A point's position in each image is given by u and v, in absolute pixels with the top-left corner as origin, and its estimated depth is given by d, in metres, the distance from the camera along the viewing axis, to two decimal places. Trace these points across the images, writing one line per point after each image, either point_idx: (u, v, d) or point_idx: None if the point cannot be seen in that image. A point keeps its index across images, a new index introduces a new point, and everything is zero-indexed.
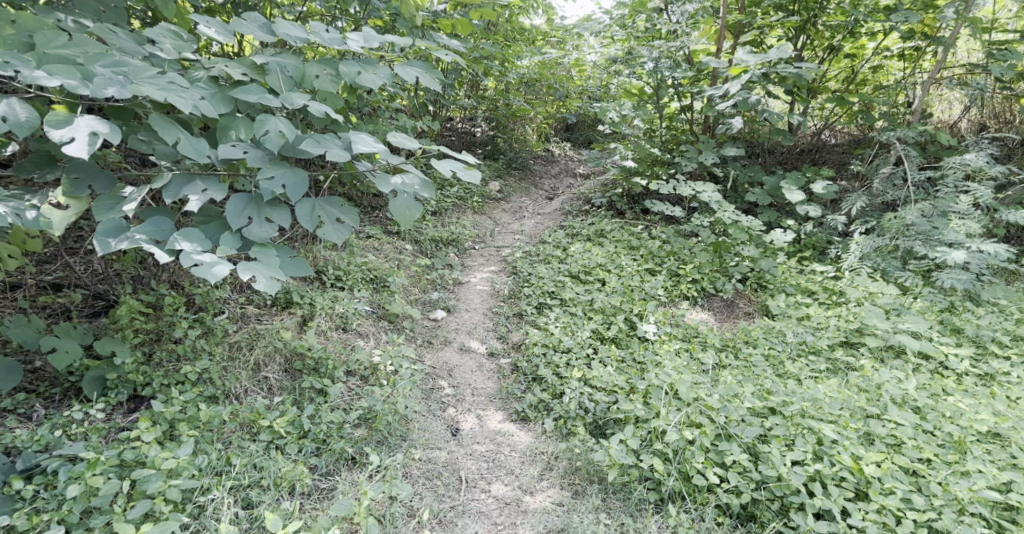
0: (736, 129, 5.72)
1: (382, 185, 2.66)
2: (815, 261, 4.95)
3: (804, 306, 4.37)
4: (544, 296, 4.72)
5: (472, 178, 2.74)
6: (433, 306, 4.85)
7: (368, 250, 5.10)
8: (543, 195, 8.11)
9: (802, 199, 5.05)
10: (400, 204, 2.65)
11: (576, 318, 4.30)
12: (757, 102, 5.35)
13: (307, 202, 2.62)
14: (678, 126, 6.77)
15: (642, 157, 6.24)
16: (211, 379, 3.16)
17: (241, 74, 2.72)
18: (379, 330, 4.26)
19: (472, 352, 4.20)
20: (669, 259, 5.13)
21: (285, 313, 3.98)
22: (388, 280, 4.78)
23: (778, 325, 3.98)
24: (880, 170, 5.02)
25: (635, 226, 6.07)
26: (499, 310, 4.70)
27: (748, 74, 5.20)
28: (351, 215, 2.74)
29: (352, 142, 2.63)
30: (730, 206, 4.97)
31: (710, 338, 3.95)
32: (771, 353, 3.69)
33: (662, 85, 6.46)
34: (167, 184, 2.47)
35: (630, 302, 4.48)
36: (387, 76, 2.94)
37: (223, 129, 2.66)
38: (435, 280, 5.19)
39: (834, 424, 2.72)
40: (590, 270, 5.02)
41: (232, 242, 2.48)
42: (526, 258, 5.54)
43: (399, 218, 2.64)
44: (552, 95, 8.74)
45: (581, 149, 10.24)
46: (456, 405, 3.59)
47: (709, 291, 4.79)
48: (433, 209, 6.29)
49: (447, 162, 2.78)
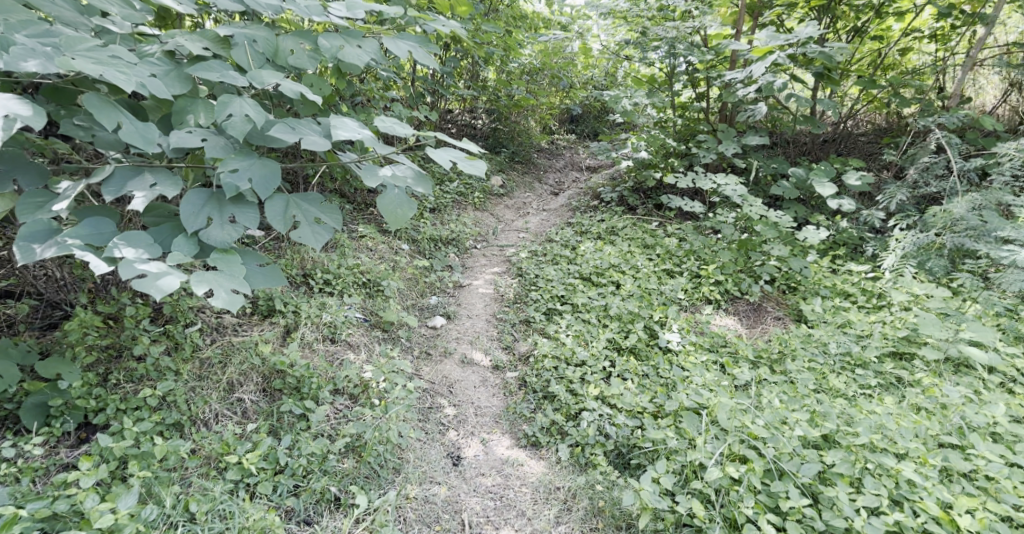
0: (758, 116, 5.31)
1: (369, 178, 2.22)
2: (848, 261, 4.53)
3: (843, 310, 3.95)
4: (554, 300, 4.32)
5: (475, 170, 2.31)
6: (431, 312, 4.44)
7: (360, 251, 4.69)
8: (547, 190, 7.70)
9: (834, 192, 4.62)
10: (391, 201, 2.22)
11: (589, 326, 3.90)
12: (783, 86, 4.95)
13: (279, 199, 2.20)
14: (692, 115, 6.36)
15: (655, 148, 5.84)
16: (176, 403, 2.75)
17: (202, 49, 2.29)
18: (372, 340, 3.85)
19: (474, 365, 3.78)
20: (689, 258, 4.72)
21: (266, 323, 3.58)
22: (382, 283, 4.39)
23: (817, 334, 3.56)
24: (919, 159, 4.60)
25: (648, 223, 5.66)
26: (504, 317, 4.28)
27: (775, 55, 4.80)
28: (334, 216, 2.31)
29: (334, 127, 2.19)
30: (757, 200, 4.56)
31: (741, 348, 3.54)
32: (812, 367, 3.28)
33: (674, 70, 6.05)
34: (108, 177, 2.04)
35: (649, 307, 4.07)
36: (374, 50, 2.52)
37: (179, 113, 2.23)
38: (434, 284, 4.77)
39: (910, 460, 2.32)
40: (603, 272, 4.60)
41: (187, 248, 2.06)
42: (533, 258, 5.12)
43: (390, 218, 2.20)
44: (556, 85, 8.33)
45: (587, 141, 9.79)
46: (458, 428, 3.19)
47: (734, 295, 4.38)
48: (432, 206, 5.87)
49: (446, 151, 2.35)
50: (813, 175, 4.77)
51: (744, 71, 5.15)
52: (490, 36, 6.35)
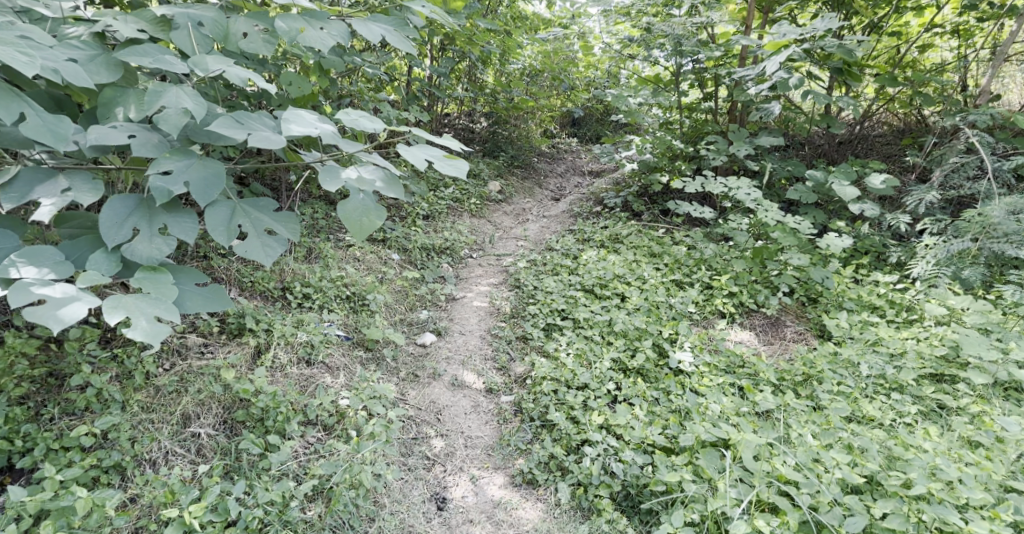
0: (772, 116, 4.96)
1: (329, 181, 1.88)
2: (874, 270, 4.18)
3: (872, 325, 3.56)
4: (554, 315, 3.96)
5: (456, 171, 1.99)
6: (421, 328, 4.08)
7: (346, 262, 4.36)
8: (548, 196, 7.35)
9: (857, 196, 4.27)
10: (356, 207, 1.89)
11: (593, 344, 3.54)
12: (798, 83, 4.60)
13: (224, 205, 1.88)
14: (699, 116, 6.03)
15: (661, 150, 5.50)
16: (118, 441, 2.43)
17: (136, 32, 1.97)
18: (353, 361, 3.49)
19: (466, 388, 3.43)
20: (699, 268, 4.37)
21: (234, 343, 3.25)
22: (368, 298, 4.05)
23: (846, 353, 3.20)
24: (948, 160, 4.25)
25: (654, 229, 5.31)
26: (499, 333, 3.93)
27: (791, 50, 4.45)
28: (290, 226, 1.96)
29: (285, 119, 1.84)
30: (773, 205, 4.21)
31: (763, 370, 3.18)
32: (842, 391, 2.92)
33: (681, 69, 5.73)
34: (11, 181, 1.69)
35: (658, 323, 3.71)
36: (341, 33, 2.17)
37: (105, 104, 1.90)
38: (425, 297, 4.41)
39: (985, 516, 1.99)
40: (607, 283, 4.25)
41: (107, 266, 1.73)
42: (532, 268, 4.77)
43: (354, 229, 1.87)
44: (557, 87, 8.00)
45: (590, 145, 9.43)
46: (445, 463, 2.85)
47: (749, 308, 4.03)
48: (425, 213, 5.54)
49: (421, 149, 2.02)
50: (833, 177, 4.41)
51: (757, 68, 4.81)
52: (486, 34, 6.01)
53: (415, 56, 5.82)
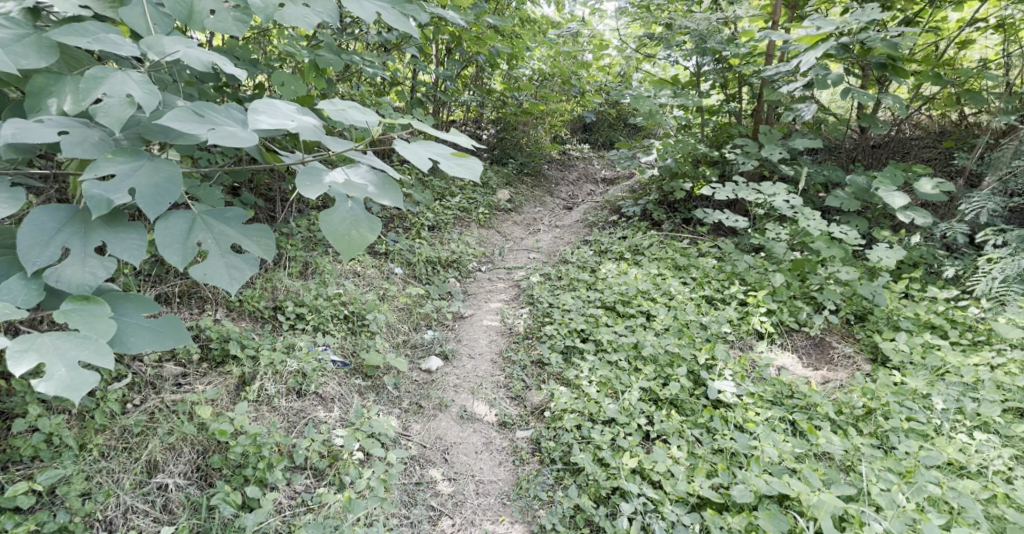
0: (805, 117, 4.58)
1: (310, 185, 1.51)
2: (927, 284, 3.78)
3: (935, 348, 3.18)
4: (574, 336, 3.57)
5: (468, 173, 1.62)
6: (425, 350, 3.70)
7: (345, 277, 4.00)
8: (559, 204, 6.97)
9: (906, 203, 3.87)
10: (343, 218, 1.52)
11: (619, 371, 3.15)
12: (837, 81, 4.21)
13: (182, 217, 1.51)
14: (722, 118, 5.65)
15: (683, 155, 5.12)
16: (67, 498, 2.09)
17: (76, 7, 1.60)
18: (350, 391, 3.13)
19: (476, 421, 3.04)
20: (730, 282, 3.99)
21: (216, 374, 2.90)
22: (368, 317, 3.67)
23: (912, 383, 2.82)
24: (1010, 162, 3.84)
25: (677, 240, 4.92)
26: (512, 357, 3.54)
27: (828, 45, 4.08)
28: (263, 241, 1.58)
29: (253, 109, 1.48)
30: (814, 213, 3.83)
31: (818, 403, 2.79)
32: (913, 431, 2.56)
33: (703, 67, 5.35)
34: None
35: (691, 346, 3.31)
36: (329, 12, 1.83)
37: (36, 94, 1.54)
38: (430, 315, 4.03)
39: None
40: (630, 299, 3.86)
41: (24, 295, 1.38)
42: (545, 283, 4.39)
43: (341, 247, 1.50)
44: (567, 91, 7.64)
45: (603, 151, 9.05)
46: (455, 514, 2.49)
47: (789, 327, 3.65)
48: (430, 224, 5.17)
49: (426, 147, 1.65)
50: (878, 181, 4.01)
51: (790, 64, 4.43)
52: (494, 34, 5.66)
53: (420, 57, 5.46)
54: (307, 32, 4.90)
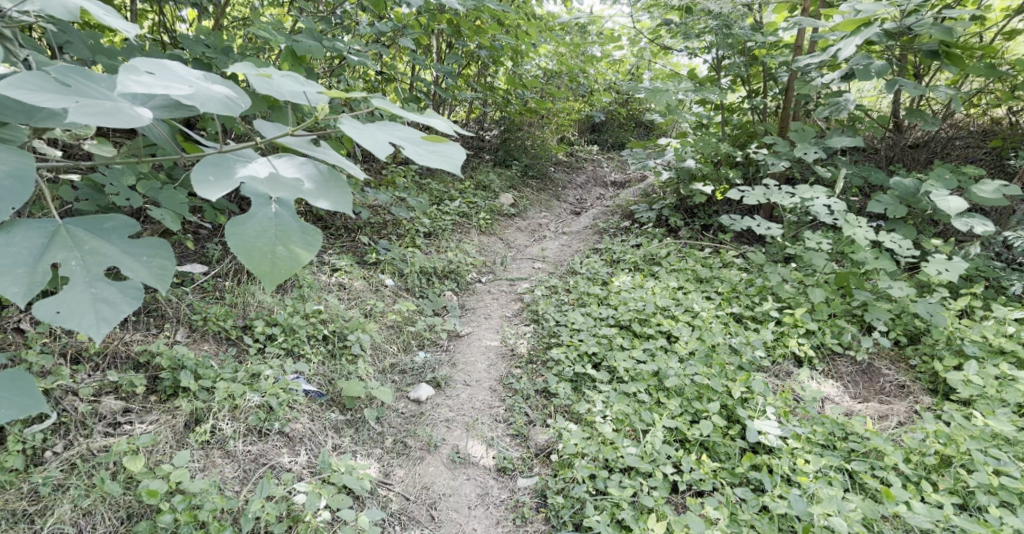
0: (841, 112, 4.10)
1: (215, 181, 1.10)
2: (991, 300, 3.31)
3: (1012, 379, 2.71)
4: (585, 361, 3.10)
5: (447, 163, 1.23)
6: (415, 375, 3.24)
7: (328, 291, 3.54)
8: (567, 209, 6.50)
9: (964, 209, 3.39)
10: (263, 228, 1.10)
11: (638, 405, 2.67)
12: (881, 71, 3.72)
13: (34, 231, 1.10)
14: (746, 115, 5.17)
15: (706, 155, 4.64)
16: None
17: None
18: (324, 428, 2.68)
19: (470, 465, 2.58)
20: (761, 297, 3.53)
21: (163, 410, 2.47)
22: (350, 338, 3.21)
23: (995, 425, 2.35)
24: None
25: (697, 249, 4.46)
26: (514, 386, 3.06)
27: (872, 30, 3.59)
28: (156, 265, 1.16)
29: (125, 65, 1.09)
30: (859, 220, 3.36)
31: (882, 450, 2.32)
32: (1005, 489, 2.10)
33: (725, 59, 4.86)
34: None
35: (724, 376, 2.83)
36: None
37: None
38: (423, 334, 3.56)
39: None
40: (648, 317, 3.40)
41: None
42: (552, 297, 3.92)
43: (261, 268, 1.08)
44: (575, 89, 7.17)
45: (613, 152, 8.56)
46: None
47: (832, 350, 3.19)
48: (426, 230, 4.71)
49: (386, 129, 1.25)
50: (930, 184, 3.54)
51: (824, 54, 3.95)
52: (495, 25, 5.19)
53: (415, 49, 5.00)
54: (290, 20, 4.44)
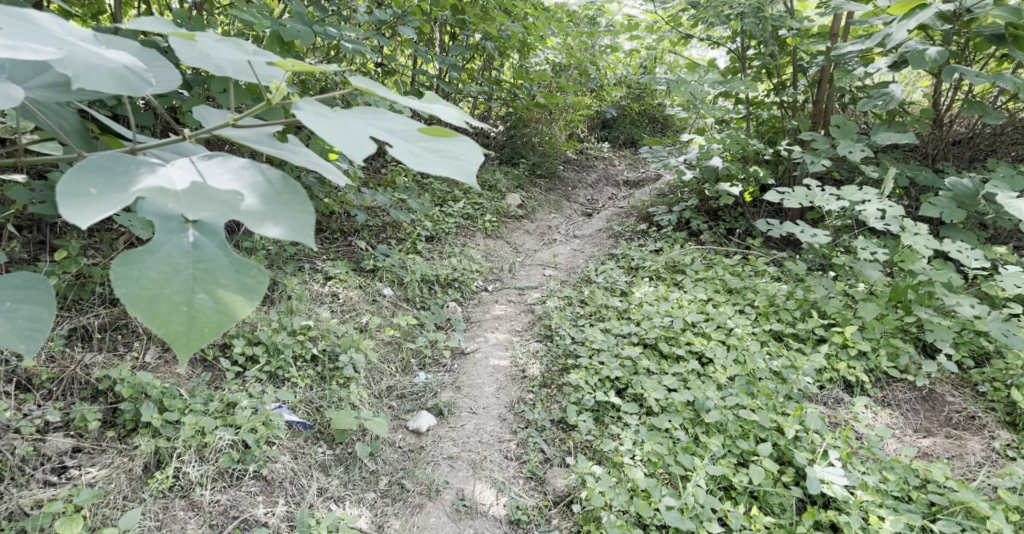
0: (887, 105, 3.70)
1: (99, 196, 0.75)
2: None
3: None
4: (607, 388, 2.71)
5: (454, 167, 0.86)
6: (415, 401, 2.85)
7: (318, 303, 3.17)
8: (577, 210, 6.11)
9: None
10: (175, 266, 0.73)
11: (674, 445, 2.30)
12: (937, 58, 3.32)
13: None
14: (774, 108, 4.76)
15: (733, 152, 4.24)
16: None
17: None
18: (311, 468, 2.31)
19: (478, 515, 2.22)
20: (802, 311, 3.15)
21: (120, 451, 2.11)
22: (341, 358, 2.82)
23: None
24: None
25: (723, 256, 4.08)
26: (526, 416, 2.68)
27: (931, 12, 3.18)
28: (23, 317, 0.97)
29: None
30: (917, 227, 2.97)
31: (975, 508, 1.97)
32: None
33: (754, 47, 4.45)
34: None
35: (771, 408, 2.45)
36: None
37: None
38: (424, 353, 3.18)
39: None
40: (676, 335, 3.01)
41: None
42: (566, 309, 3.54)
43: (171, 329, 0.71)
44: (585, 83, 6.74)
45: (624, 149, 8.14)
46: None
47: (887, 375, 2.81)
48: (427, 235, 4.32)
49: (367, 118, 0.89)
50: (995, 186, 3.15)
51: (869, 40, 3.54)
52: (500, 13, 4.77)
53: (415, 37, 4.59)
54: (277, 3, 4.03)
